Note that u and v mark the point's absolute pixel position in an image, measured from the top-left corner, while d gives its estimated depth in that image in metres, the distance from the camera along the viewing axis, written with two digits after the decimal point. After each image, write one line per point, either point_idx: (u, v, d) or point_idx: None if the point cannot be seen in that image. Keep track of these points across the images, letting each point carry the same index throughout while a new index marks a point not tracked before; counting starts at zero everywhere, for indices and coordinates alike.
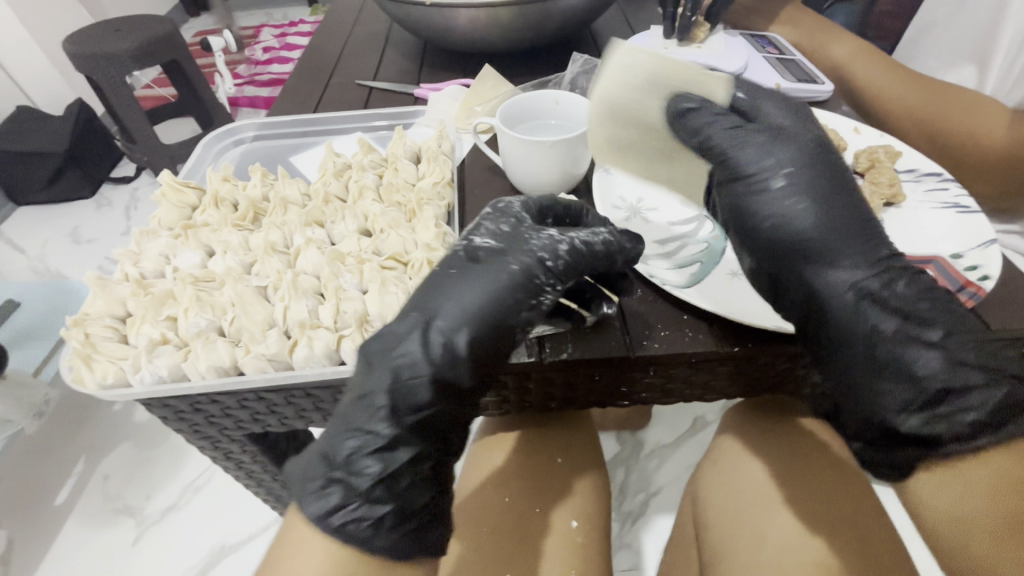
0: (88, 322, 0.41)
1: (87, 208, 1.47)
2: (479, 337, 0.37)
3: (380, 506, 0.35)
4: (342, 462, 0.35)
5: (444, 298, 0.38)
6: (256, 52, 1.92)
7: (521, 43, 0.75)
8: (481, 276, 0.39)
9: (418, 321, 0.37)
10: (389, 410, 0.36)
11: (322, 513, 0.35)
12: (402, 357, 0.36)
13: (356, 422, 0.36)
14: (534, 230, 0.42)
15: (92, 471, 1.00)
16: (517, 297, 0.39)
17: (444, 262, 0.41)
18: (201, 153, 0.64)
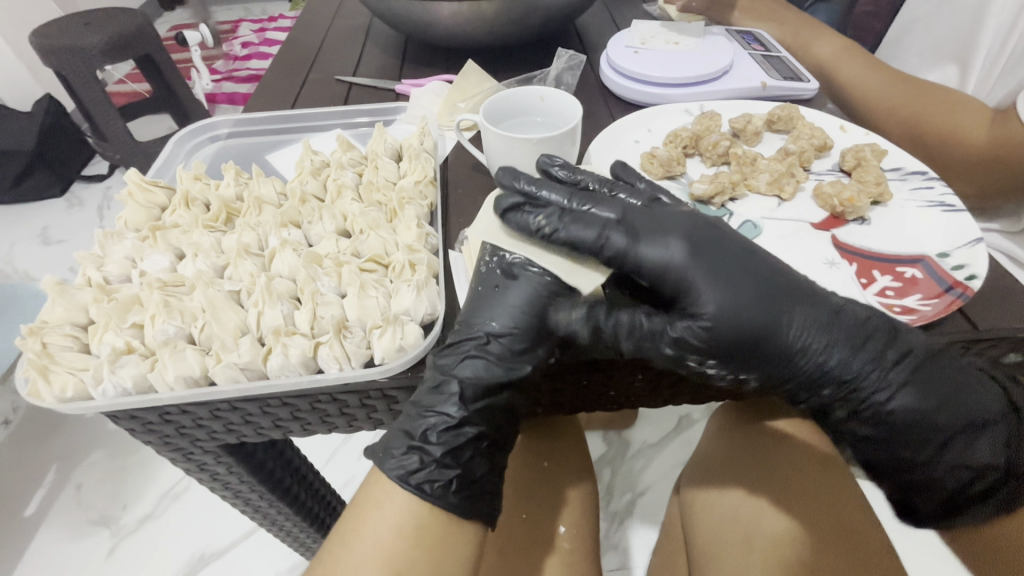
0: (46, 331, 0.38)
1: (56, 207, 1.42)
2: (525, 354, 0.38)
3: (449, 471, 0.37)
4: (420, 434, 0.37)
5: (500, 308, 0.39)
6: (233, 47, 1.87)
7: (505, 38, 0.73)
8: (522, 296, 0.39)
9: (481, 339, 0.38)
10: (444, 428, 0.37)
11: (403, 474, 0.36)
12: (472, 362, 0.38)
13: (428, 403, 0.38)
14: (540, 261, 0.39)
15: (63, 480, 0.96)
16: (558, 314, 0.39)
17: (478, 289, 0.40)
18: (172, 150, 0.62)
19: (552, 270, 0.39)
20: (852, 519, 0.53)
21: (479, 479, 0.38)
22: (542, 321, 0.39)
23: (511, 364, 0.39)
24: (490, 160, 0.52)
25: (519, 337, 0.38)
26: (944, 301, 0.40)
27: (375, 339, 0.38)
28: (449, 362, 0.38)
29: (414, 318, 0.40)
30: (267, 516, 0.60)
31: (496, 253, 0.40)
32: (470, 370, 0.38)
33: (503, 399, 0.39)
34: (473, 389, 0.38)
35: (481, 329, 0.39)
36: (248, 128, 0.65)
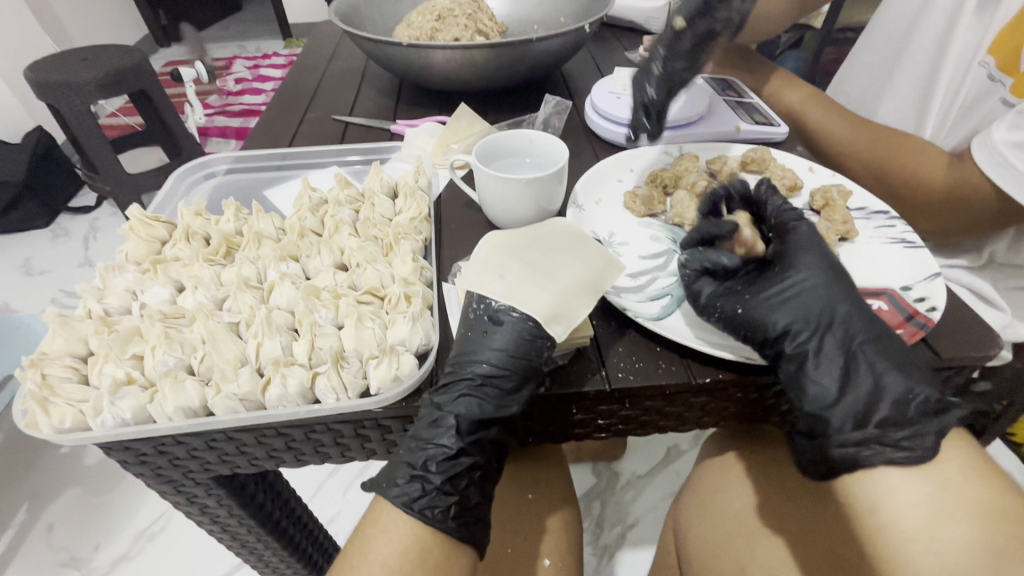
0: (45, 363, 0.39)
1: (42, 238, 1.41)
2: (506, 398, 0.39)
3: (448, 497, 0.38)
4: (421, 463, 0.38)
5: (488, 351, 0.40)
6: (227, 82, 1.91)
7: (495, 83, 0.77)
8: (504, 341, 0.40)
9: (468, 381, 0.39)
10: (440, 461, 0.38)
11: (407, 501, 0.37)
12: (464, 401, 0.39)
13: (426, 435, 0.38)
14: (514, 314, 0.40)
15: (34, 520, 0.93)
16: (540, 361, 0.40)
17: (467, 331, 0.41)
18: (172, 186, 0.63)
19: (534, 314, 0.40)
20: (837, 544, 0.54)
21: (474, 506, 0.39)
22: (526, 360, 0.39)
23: (501, 403, 0.39)
24: (481, 198, 0.55)
25: (507, 378, 0.39)
26: (907, 330, 0.43)
27: (372, 368, 0.39)
28: (444, 400, 0.39)
29: (409, 348, 0.42)
30: (256, 554, 0.59)
31: (482, 299, 0.42)
32: (463, 409, 0.39)
33: (493, 433, 0.40)
34: (469, 422, 0.39)
35: (473, 371, 0.40)
36: (247, 165, 0.68)
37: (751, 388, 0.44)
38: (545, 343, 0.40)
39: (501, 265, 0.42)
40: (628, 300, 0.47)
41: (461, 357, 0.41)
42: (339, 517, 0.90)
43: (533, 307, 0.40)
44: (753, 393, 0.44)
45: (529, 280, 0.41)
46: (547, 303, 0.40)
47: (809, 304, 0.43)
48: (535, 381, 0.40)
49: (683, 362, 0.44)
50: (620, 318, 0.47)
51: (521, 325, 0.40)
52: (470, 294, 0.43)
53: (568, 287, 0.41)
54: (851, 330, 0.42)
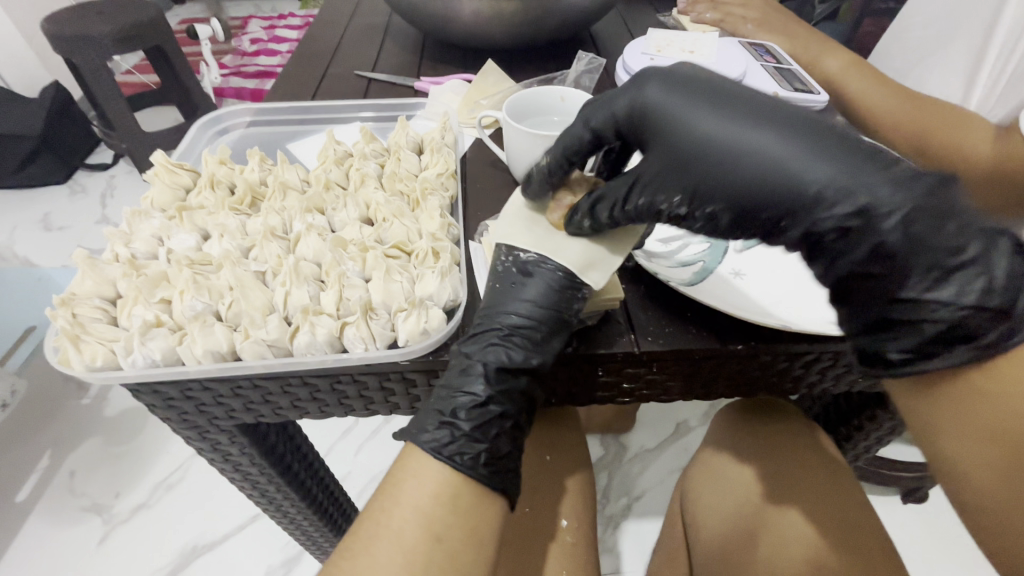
0: (75, 303, 0.39)
1: (59, 194, 1.42)
2: (536, 348, 0.39)
3: (478, 445, 0.37)
4: (450, 410, 0.38)
5: (518, 301, 0.39)
6: (242, 43, 1.87)
7: (524, 41, 0.75)
8: (534, 291, 0.39)
9: (499, 332, 0.39)
10: (469, 409, 0.37)
11: (436, 447, 0.37)
12: (492, 350, 0.39)
13: (454, 383, 0.38)
14: (544, 265, 0.40)
15: (57, 466, 0.96)
16: (573, 312, 0.39)
17: (496, 282, 0.41)
18: (194, 136, 0.63)
19: (566, 264, 0.39)
20: (850, 503, 0.55)
21: (505, 456, 0.38)
22: (556, 310, 0.39)
23: (531, 352, 0.39)
24: (511, 157, 0.54)
25: (537, 328, 0.39)
26: None
27: (401, 321, 0.39)
28: (472, 349, 0.39)
29: (438, 303, 0.41)
30: (277, 506, 0.60)
31: (509, 251, 0.41)
32: (492, 357, 0.38)
33: (523, 383, 0.39)
34: (498, 371, 0.38)
35: (501, 321, 0.39)
36: (269, 118, 0.67)
37: (782, 357, 0.43)
38: (577, 293, 0.40)
39: (530, 218, 0.41)
40: (658, 265, 0.46)
41: (489, 310, 0.40)
42: (350, 475, 0.92)
43: (566, 256, 0.39)
44: (783, 363, 0.43)
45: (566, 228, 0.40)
46: (580, 254, 0.39)
47: (781, 201, 0.32)
48: (567, 332, 0.40)
49: (713, 327, 0.43)
50: (650, 283, 0.46)
51: (553, 276, 0.39)
52: (497, 245, 0.42)
53: (601, 237, 0.40)
54: (833, 199, 0.30)
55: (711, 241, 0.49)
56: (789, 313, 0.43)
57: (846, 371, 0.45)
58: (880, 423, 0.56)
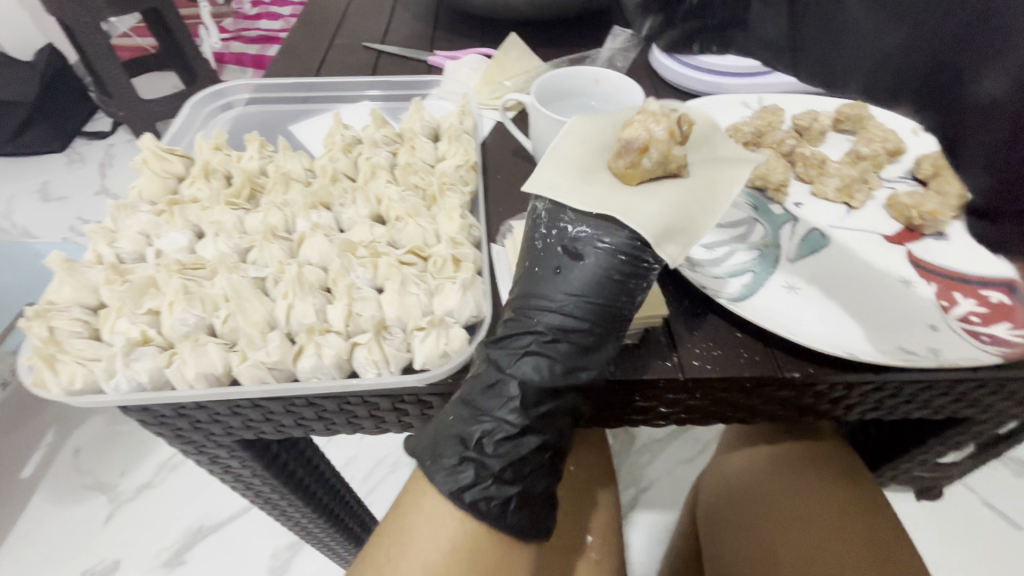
0: (52, 314, 0.34)
1: (57, 162, 1.36)
2: (582, 354, 0.34)
3: (507, 488, 0.34)
4: (475, 444, 0.33)
5: (563, 295, 0.34)
6: (243, 4, 1.75)
7: (550, 11, 0.67)
8: (586, 279, 0.34)
9: (541, 331, 0.34)
10: (501, 445, 0.34)
11: (455, 489, 0.33)
12: (531, 359, 0.34)
13: (485, 407, 0.34)
14: (600, 244, 0.34)
15: (60, 446, 0.93)
16: (626, 307, 0.35)
17: (537, 262, 0.36)
18: (188, 114, 0.57)
19: (638, 234, 0.33)
20: (883, 539, 0.51)
21: (537, 495, 0.35)
22: (609, 305, 0.34)
23: (577, 358, 0.34)
24: (539, 145, 0.48)
25: (587, 328, 0.34)
26: None
27: (418, 342, 0.35)
28: (506, 358, 0.34)
29: (458, 320, 0.37)
30: (286, 515, 0.57)
31: (553, 222, 0.35)
32: (533, 365, 0.34)
33: (568, 402, 0.35)
34: (534, 390, 0.34)
35: (541, 320, 0.35)
36: (270, 95, 0.61)
37: (841, 386, 0.38)
38: (635, 281, 0.34)
39: (589, 172, 0.36)
40: (703, 275, 0.41)
41: (528, 300, 0.35)
42: (357, 462, 0.89)
43: (640, 222, 0.33)
44: (838, 391, 0.39)
45: (630, 171, 0.34)
46: (658, 216, 0.33)
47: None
48: (618, 329, 0.35)
49: (769, 351, 0.38)
50: (694, 297, 0.41)
51: (610, 260, 0.34)
52: (538, 209, 0.36)
53: (681, 198, 0.34)
54: None
55: (762, 248, 0.44)
56: (854, 330, 0.39)
57: (905, 401, 0.41)
58: (928, 448, 0.51)
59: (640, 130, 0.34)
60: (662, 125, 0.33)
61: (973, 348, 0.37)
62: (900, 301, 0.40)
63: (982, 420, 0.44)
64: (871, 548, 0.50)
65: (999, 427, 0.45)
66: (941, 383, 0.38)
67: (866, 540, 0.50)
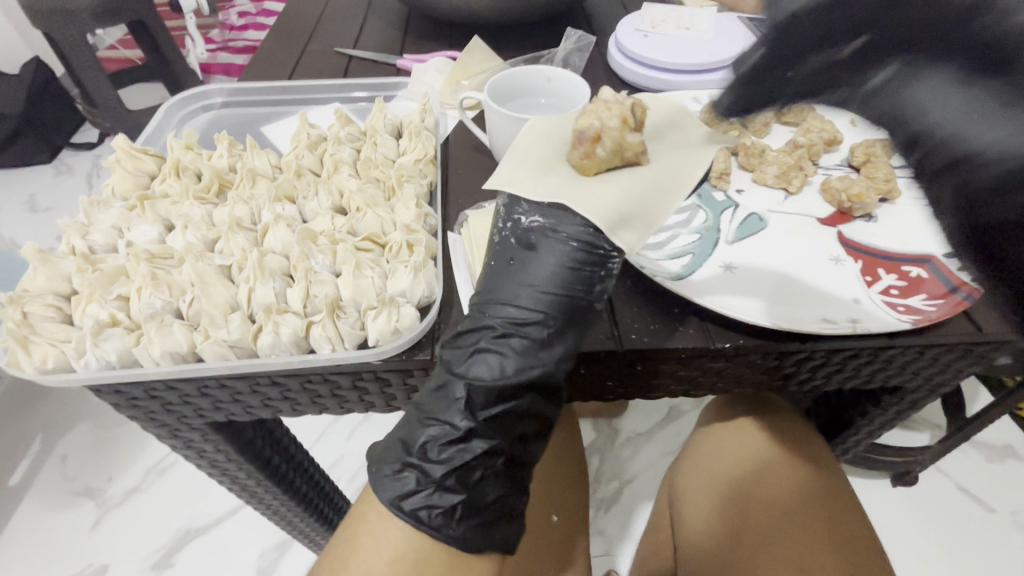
0: (27, 300, 0.37)
1: (44, 174, 1.37)
2: (535, 350, 0.35)
3: (451, 496, 0.35)
4: (419, 449, 0.35)
5: (517, 289, 0.35)
6: (229, 16, 1.77)
7: (513, 16, 0.71)
8: (540, 267, 0.35)
9: (495, 327, 0.35)
10: (442, 453, 0.35)
11: (398, 496, 0.35)
12: (481, 358, 0.35)
13: (433, 410, 0.36)
14: (555, 232, 0.34)
15: (47, 451, 0.95)
16: (580, 296, 0.35)
17: (495, 253, 0.37)
18: (163, 118, 0.60)
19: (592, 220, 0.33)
20: (844, 522, 0.53)
21: (489, 503, 0.37)
22: (563, 296, 0.35)
23: (526, 357, 0.35)
24: (494, 139, 0.51)
25: (541, 323, 0.35)
26: (951, 301, 0.40)
27: (370, 320, 0.37)
28: (458, 358, 0.36)
29: (411, 301, 0.39)
30: (262, 502, 0.59)
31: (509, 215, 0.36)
32: (486, 361, 0.35)
33: (522, 402, 0.36)
34: (483, 394, 0.35)
35: (496, 315, 0.36)
36: (243, 98, 0.63)
37: (772, 356, 0.41)
38: (592, 271, 0.35)
39: (546, 164, 0.35)
40: (646, 257, 0.44)
41: (485, 295, 0.37)
42: (341, 461, 0.91)
43: (593, 207, 0.33)
44: (772, 361, 0.42)
45: (586, 163, 0.35)
46: (611, 205, 0.33)
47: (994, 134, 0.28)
48: (576, 321, 0.36)
49: (702, 327, 0.41)
50: (635, 277, 0.44)
51: (565, 250, 0.34)
52: (501, 199, 0.37)
53: (637, 188, 0.34)
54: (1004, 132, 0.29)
55: (701, 232, 0.47)
56: (792, 314, 0.40)
57: (837, 370, 0.43)
58: (872, 419, 0.54)
59: (593, 119, 0.34)
60: (613, 114, 0.34)
61: (891, 318, 0.40)
62: (827, 276, 0.43)
63: (913, 387, 0.47)
64: (832, 532, 0.52)
65: (930, 395, 0.48)
66: (864, 351, 0.41)
67: (826, 523, 0.52)
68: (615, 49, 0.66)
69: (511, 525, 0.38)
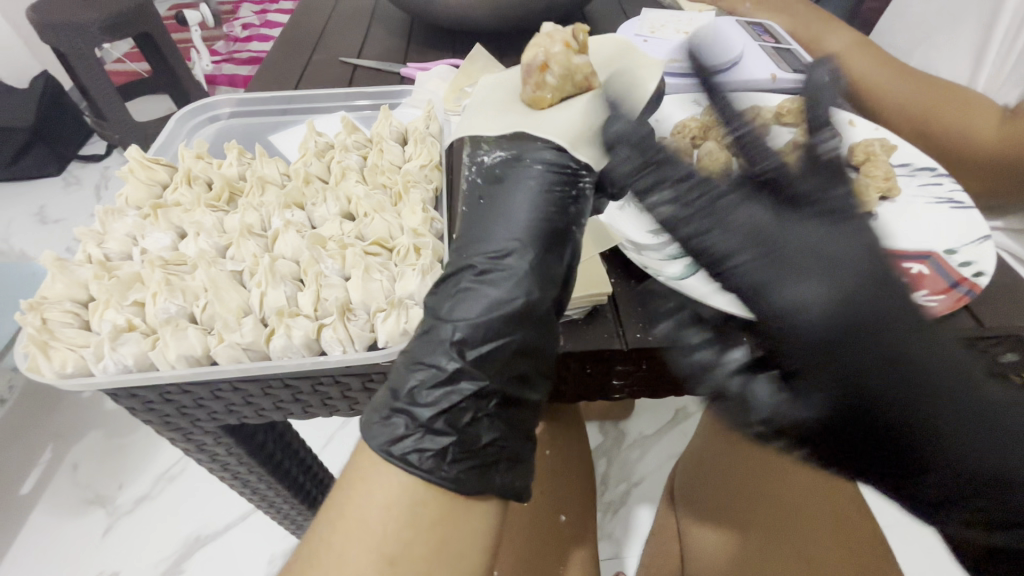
0: (45, 307, 0.38)
1: (53, 186, 1.39)
2: (524, 280, 0.36)
3: (441, 439, 0.33)
4: (408, 394, 0.34)
5: (493, 223, 0.38)
6: (234, 28, 1.80)
7: (515, 24, 0.72)
8: (514, 195, 0.39)
9: (476, 263, 0.37)
10: (432, 394, 0.34)
11: (388, 443, 0.33)
12: (468, 297, 0.36)
13: (419, 353, 0.35)
14: (525, 164, 0.39)
15: (59, 460, 0.96)
16: (557, 217, 0.38)
17: (467, 200, 0.41)
18: (173, 129, 0.61)
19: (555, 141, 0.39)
20: (852, 518, 0.51)
21: (481, 449, 0.34)
22: (542, 217, 0.38)
23: (510, 287, 0.36)
24: None
25: (523, 248, 0.37)
26: (951, 298, 0.40)
27: (380, 322, 0.38)
28: (443, 300, 0.37)
29: (418, 302, 0.40)
30: (272, 505, 0.60)
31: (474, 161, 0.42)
32: (468, 298, 0.36)
33: (515, 340, 0.35)
34: (472, 334, 0.35)
35: (476, 256, 0.37)
36: (251, 108, 0.64)
37: None
38: (567, 190, 0.39)
39: (503, 108, 0.43)
40: (649, 259, 0.44)
41: (464, 240, 0.39)
42: None
43: (552, 131, 0.40)
44: None
45: (539, 94, 0.42)
46: (567, 124, 0.40)
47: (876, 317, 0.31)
48: (558, 242, 0.38)
49: None
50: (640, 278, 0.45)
51: (538, 175, 0.39)
52: (465, 154, 0.43)
53: (586, 110, 0.42)
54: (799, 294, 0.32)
55: None
56: None
57: None
58: None
59: (539, 54, 0.42)
60: (554, 50, 0.42)
61: None
62: None
63: None
64: (839, 529, 0.51)
65: None
66: None
67: (834, 519, 0.51)
68: None
69: (520, 475, 0.36)
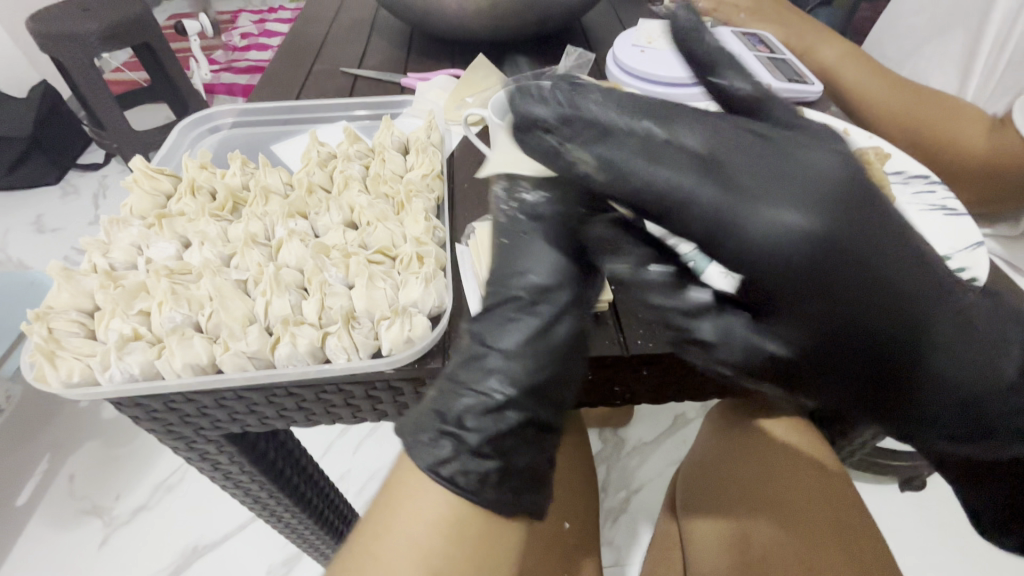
0: (51, 317, 0.38)
1: (51, 195, 1.40)
2: (569, 312, 0.38)
3: (487, 462, 0.35)
4: (456, 419, 0.35)
5: (535, 259, 0.38)
6: (232, 37, 1.81)
7: (513, 34, 0.73)
8: (556, 232, 0.37)
9: (523, 296, 0.38)
10: (476, 420, 0.35)
11: (435, 464, 0.34)
12: (513, 328, 0.37)
13: (467, 380, 0.36)
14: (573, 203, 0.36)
15: (56, 470, 0.95)
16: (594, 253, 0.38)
17: (504, 231, 0.38)
18: (176, 139, 0.62)
19: None
20: (849, 524, 0.53)
21: (521, 471, 0.36)
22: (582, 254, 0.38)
23: (552, 319, 0.37)
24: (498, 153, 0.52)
25: (563, 285, 0.38)
26: None
27: (384, 330, 0.38)
28: (488, 333, 0.37)
29: (422, 311, 0.40)
30: (274, 514, 0.60)
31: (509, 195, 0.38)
32: (516, 331, 0.37)
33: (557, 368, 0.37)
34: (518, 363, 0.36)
35: (520, 287, 0.38)
36: (252, 119, 0.65)
37: None
38: None
39: None
40: None
41: (505, 272, 0.39)
42: (348, 475, 0.91)
43: None
44: None
45: None
46: None
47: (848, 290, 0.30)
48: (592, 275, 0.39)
49: None
50: None
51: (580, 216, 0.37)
52: (495, 179, 0.38)
53: None
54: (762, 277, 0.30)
55: None
56: None
57: None
58: None
59: None
60: None
61: None
62: None
63: None
64: (837, 533, 0.52)
65: None
66: None
67: (830, 521, 0.53)
68: (613, 65, 0.69)
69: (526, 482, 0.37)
